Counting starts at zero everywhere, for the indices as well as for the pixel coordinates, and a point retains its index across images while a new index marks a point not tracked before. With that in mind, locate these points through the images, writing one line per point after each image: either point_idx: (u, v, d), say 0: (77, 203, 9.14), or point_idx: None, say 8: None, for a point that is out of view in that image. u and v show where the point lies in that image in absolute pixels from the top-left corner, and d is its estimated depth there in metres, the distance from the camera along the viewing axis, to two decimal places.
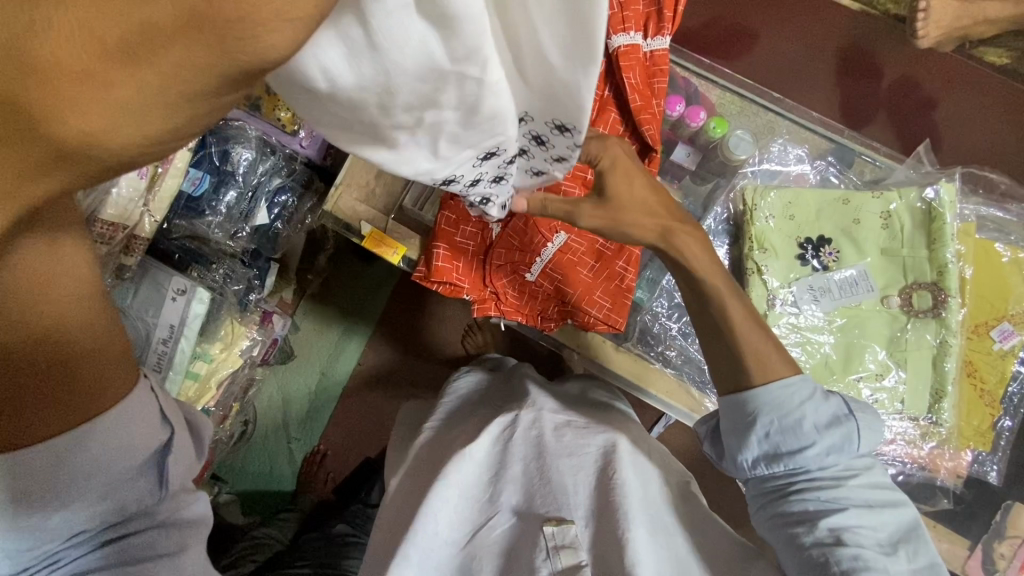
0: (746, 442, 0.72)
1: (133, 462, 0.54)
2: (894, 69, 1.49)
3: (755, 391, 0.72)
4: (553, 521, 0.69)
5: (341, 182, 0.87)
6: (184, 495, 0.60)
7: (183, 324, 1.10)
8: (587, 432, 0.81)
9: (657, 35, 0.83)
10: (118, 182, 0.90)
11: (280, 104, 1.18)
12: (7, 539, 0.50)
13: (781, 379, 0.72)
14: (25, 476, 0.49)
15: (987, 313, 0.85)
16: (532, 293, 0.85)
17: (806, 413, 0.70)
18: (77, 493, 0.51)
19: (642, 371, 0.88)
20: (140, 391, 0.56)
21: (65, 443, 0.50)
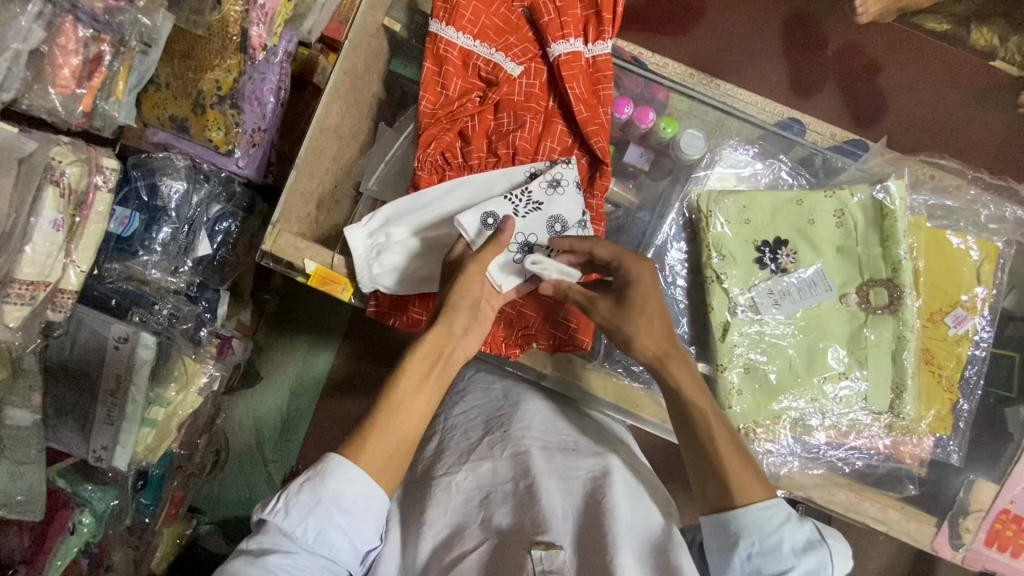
0: (728, 563, 0.63)
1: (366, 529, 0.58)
2: (839, 38, 1.50)
3: (735, 513, 0.62)
4: (541, 544, 0.65)
5: (279, 220, 0.81)
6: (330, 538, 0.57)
7: (131, 373, 1.05)
8: (575, 454, 0.79)
9: (598, 39, 0.84)
10: (31, 240, 0.82)
11: (209, 124, 1.10)
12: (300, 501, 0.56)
13: (762, 502, 0.62)
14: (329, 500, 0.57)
15: (942, 301, 0.81)
16: (494, 321, 0.84)
17: (784, 537, 0.61)
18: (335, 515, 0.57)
19: (633, 399, 0.85)
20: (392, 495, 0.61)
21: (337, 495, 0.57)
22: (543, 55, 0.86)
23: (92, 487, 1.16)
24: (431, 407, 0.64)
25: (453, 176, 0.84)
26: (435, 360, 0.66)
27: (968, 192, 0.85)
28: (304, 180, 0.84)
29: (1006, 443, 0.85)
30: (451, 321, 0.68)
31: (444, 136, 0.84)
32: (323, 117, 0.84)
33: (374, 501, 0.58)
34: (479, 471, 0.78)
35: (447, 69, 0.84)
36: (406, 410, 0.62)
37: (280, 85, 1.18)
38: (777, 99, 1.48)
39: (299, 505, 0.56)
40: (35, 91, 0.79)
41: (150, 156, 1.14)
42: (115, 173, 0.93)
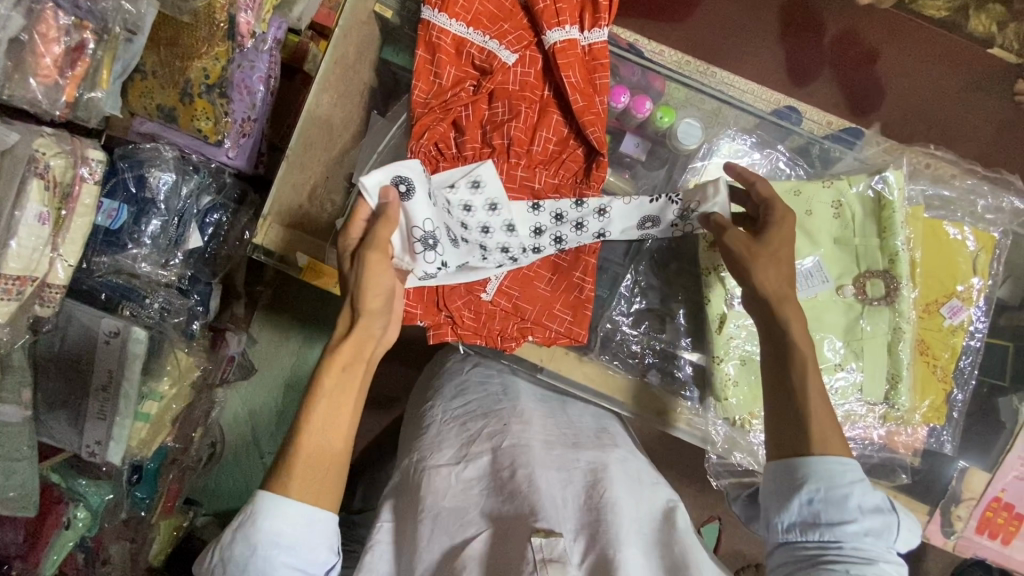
0: (786, 504, 0.65)
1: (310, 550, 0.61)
2: (836, 25, 1.48)
3: (808, 458, 0.65)
4: (542, 532, 0.61)
5: (267, 213, 0.80)
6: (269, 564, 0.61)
7: (122, 367, 1.04)
8: (576, 448, 0.81)
9: (595, 26, 0.82)
10: (15, 235, 0.80)
11: (197, 115, 1.09)
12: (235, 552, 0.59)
13: (837, 455, 0.65)
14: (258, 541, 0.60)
15: (938, 292, 0.81)
16: (489, 314, 0.82)
17: (854, 491, 0.63)
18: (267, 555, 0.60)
19: (655, 404, 0.85)
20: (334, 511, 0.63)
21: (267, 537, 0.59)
22: (538, 43, 0.84)
23: (86, 483, 1.16)
24: (354, 418, 0.66)
25: (447, 168, 0.82)
26: (354, 366, 0.67)
27: (965, 183, 0.85)
28: (295, 171, 0.83)
29: (1000, 432, 0.86)
30: (370, 317, 0.68)
31: (438, 126, 0.82)
32: (313, 107, 0.82)
33: (316, 525, 0.61)
34: (479, 464, 0.78)
35: (440, 58, 0.83)
36: (329, 423, 0.64)
37: (270, 74, 1.17)
38: (774, 86, 1.47)
39: (234, 558, 0.59)
40: (16, 82, 0.77)
41: (137, 147, 1.12)
42: (102, 164, 0.91)
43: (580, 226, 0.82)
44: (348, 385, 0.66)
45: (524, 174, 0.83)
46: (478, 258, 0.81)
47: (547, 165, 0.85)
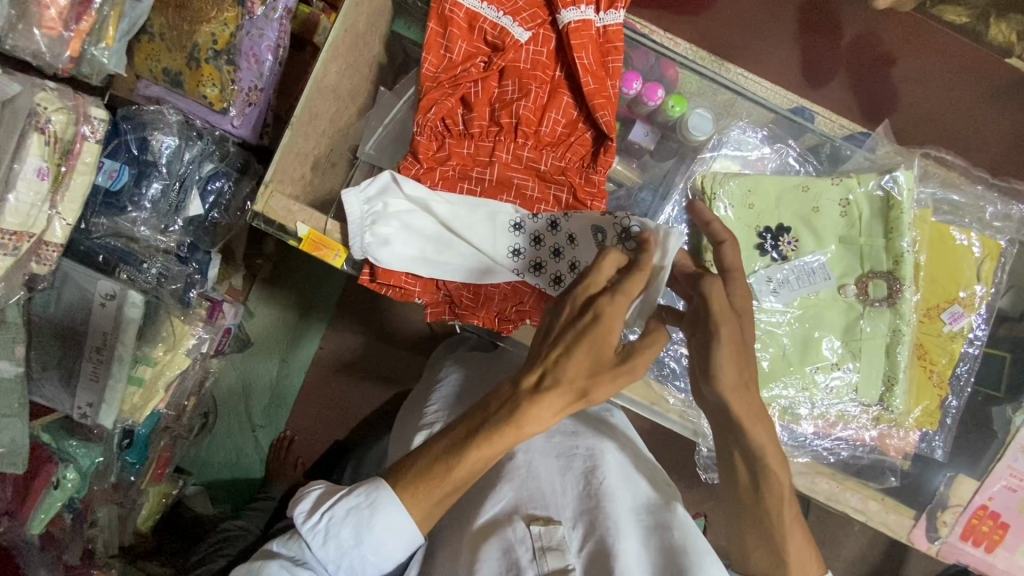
0: None
1: (393, 555, 0.61)
2: (854, 27, 1.47)
3: None
4: (539, 519, 0.69)
5: (271, 181, 0.78)
6: (357, 546, 0.60)
7: (117, 330, 1.04)
8: (575, 436, 0.80)
9: (610, 8, 0.81)
10: (14, 187, 0.79)
11: (203, 81, 1.09)
12: (340, 521, 0.60)
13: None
14: (350, 529, 0.60)
15: (940, 297, 0.80)
16: (489, 295, 0.80)
17: None
18: (362, 543, 0.60)
19: (655, 395, 0.83)
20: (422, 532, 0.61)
21: (365, 532, 0.59)
22: (553, 22, 0.83)
23: (75, 444, 1.15)
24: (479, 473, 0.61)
25: (453, 145, 0.82)
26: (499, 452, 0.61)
27: (974, 188, 0.84)
28: (300, 141, 0.81)
29: (991, 442, 0.86)
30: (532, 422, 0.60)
31: (446, 101, 0.81)
32: (320, 76, 0.80)
33: (406, 536, 0.60)
34: None
35: (452, 32, 0.82)
36: (463, 481, 0.61)
37: (278, 44, 1.14)
38: (787, 85, 1.45)
39: (331, 532, 0.60)
40: (20, 32, 0.75)
41: (138, 108, 1.09)
42: (105, 124, 0.89)
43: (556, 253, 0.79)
44: (496, 458, 0.61)
45: (530, 155, 0.83)
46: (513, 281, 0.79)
47: (554, 147, 0.84)
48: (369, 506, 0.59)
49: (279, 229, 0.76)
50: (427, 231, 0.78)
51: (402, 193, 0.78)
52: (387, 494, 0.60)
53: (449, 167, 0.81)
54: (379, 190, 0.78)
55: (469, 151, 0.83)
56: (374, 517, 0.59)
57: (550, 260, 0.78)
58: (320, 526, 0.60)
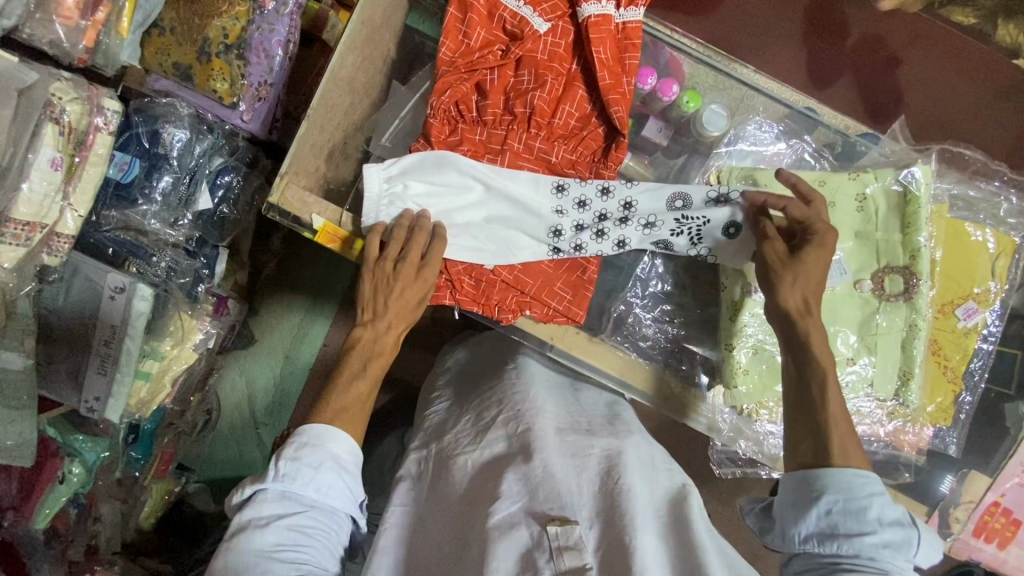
0: (803, 514, 0.64)
1: (349, 493, 0.69)
2: (861, 28, 1.48)
3: (828, 468, 0.64)
4: (556, 519, 0.67)
5: (286, 171, 0.78)
6: (317, 485, 0.66)
7: (126, 323, 1.04)
8: (590, 436, 0.81)
9: (631, 5, 0.81)
10: (27, 177, 0.79)
11: (214, 74, 1.09)
12: (296, 469, 0.66)
13: (857, 467, 0.64)
14: (303, 472, 0.66)
15: (954, 292, 0.80)
16: (489, 283, 0.80)
17: (873, 502, 0.62)
18: (319, 483, 0.67)
19: (669, 390, 0.83)
20: (353, 470, 0.70)
21: (316, 472, 0.67)
22: (572, 15, 0.83)
23: (83, 438, 1.15)
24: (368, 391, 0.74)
25: (466, 131, 0.81)
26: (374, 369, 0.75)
27: (988, 185, 0.84)
28: (315, 133, 0.81)
29: (1004, 438, 0.86)
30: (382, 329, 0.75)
31: (461, 85, 0.81)
32: (336, 68, 0.80)
33: (353, 462, 0.70)
34: (493, 449, 0.80)
35: (472, 18, 0.82)
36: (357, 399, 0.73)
37: (289, 39, 1.15)
38: (794, 85, 1.46)
39: (296, 475, 0.66)
40: (36, 21, 0.75)
41: (150, 100, 1.09)
42: (118, 116, 0.88)
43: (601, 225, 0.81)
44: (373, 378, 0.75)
45: (542, 146, 0.83)
46: (546, 251, 0.82)
47: (566, 140, 0.84)
48: (318, 441, 0.68)
49: (292, 220, 0.77)
50: (452, 207, 0.79)
51: (427, 167, 0.79)
52: (325, 426, 0.69)
53: (461, 152, 0.80)
54: (402, 166, 0.78)
55: (481, 139, 0.83)
56: (322, 451, 0.68)
57: (593, 227, 0.82)
58: (281, 472, 0.66)
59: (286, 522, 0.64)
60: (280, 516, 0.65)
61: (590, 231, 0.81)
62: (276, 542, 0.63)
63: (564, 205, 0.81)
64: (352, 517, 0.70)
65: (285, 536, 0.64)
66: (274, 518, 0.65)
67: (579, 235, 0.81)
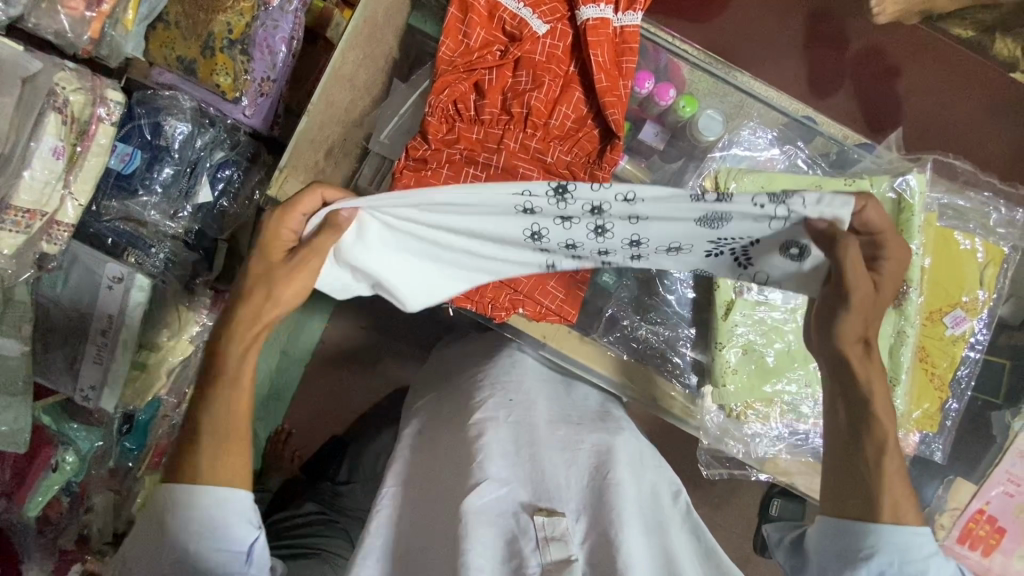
0: (851, 570, 0.64)
1: (213, 552, 0.59)
2: (860, 39, 1.49)
3: (879, 527, 0.63)
4: (544, 511, 0.69)
5: (284, 167, 0.80)
6: (173, 558, 0.59)
7: (122, 313, 1.05)
8: (580, 431, 0.82)
9: (629, 10, 0.82)
10: (29, 164, 0.79)
11: (217, 69, 1.11)
12: (152, 546, 0.60)
13: (919, 528, 0.63)
14: (157, 547, 0.60)
15: (943, 300, 0.81)
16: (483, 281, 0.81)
17: (927, 567, 0.63)
18: (175, 556, 0.59)
19: (655, 391, 0.85)
20: (211, 514, 0.59)
21: (170, 541, 0.59)
22: (571, 17, 0.84)
23: (77, 427, 1.17)
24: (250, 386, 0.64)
25: (463, 129, 0.82)
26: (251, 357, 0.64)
27: (979, 195, 0.85)
28: (315, 128, 0.82)
29: (990, 445, 0.86)
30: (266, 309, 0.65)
31: (460, 84, 0.82)
32: (337, 65, 0.81)
33: (216, 510, 0.59)
34: (484, 437, 0.80)
35: (472, 18, 0.83)
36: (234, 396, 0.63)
37: (293, 36, 1.15)
38: (793, 94, 1.47)
39: (155, 551, 0.60)
40: (42, 11, 0.77)
41: (153, 93, 1.11)
42: (120, 106, 0.88)
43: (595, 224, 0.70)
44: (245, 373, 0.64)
45: (538, 146, 0.83)
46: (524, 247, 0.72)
47: (562, 141, 0.84)
48: (164, 501, 0.60)
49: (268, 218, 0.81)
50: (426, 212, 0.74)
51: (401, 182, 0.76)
52: (168, 488, 0.60)
53: (457, 151, 0.81)
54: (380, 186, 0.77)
55: (478, 137, 0.83)
56: (171, 517, 0.59)
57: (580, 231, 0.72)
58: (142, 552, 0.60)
59: None
60: None
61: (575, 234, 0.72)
62: None
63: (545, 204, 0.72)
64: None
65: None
66: None
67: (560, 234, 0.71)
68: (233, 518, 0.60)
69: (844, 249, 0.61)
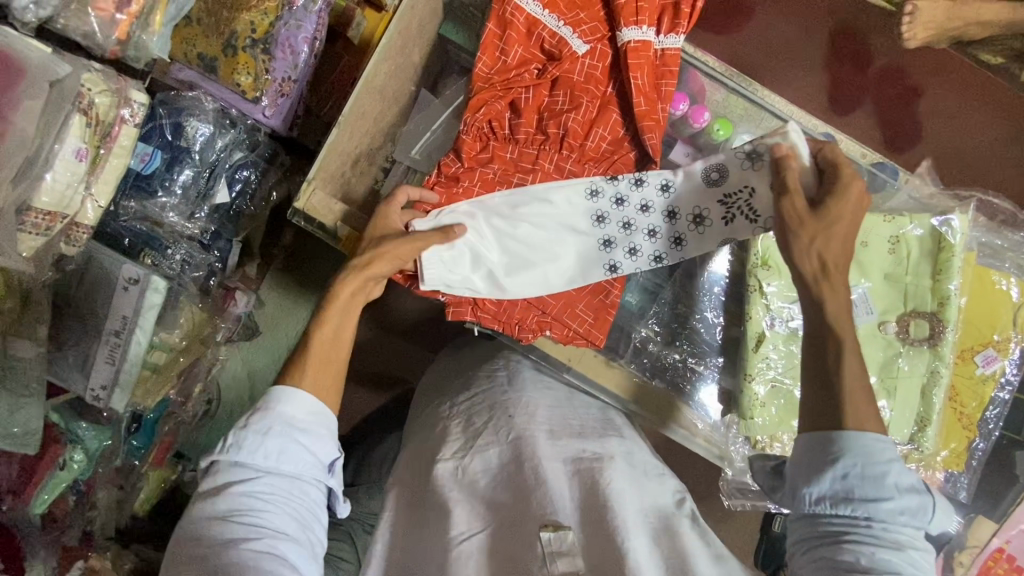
0: (819, 476, 0.61)
1: (303, 459, 0.62)
2: (884, 57, 1.48)
3: (847, 432, 0.61)
4: (550, 524, 0.64)
5: (313, 177, 0.77)
6: (260, 448, 0.61)
7: (137, 315, 1.02)
8: (581, 439, 0.77)
9: (671, 33, 0.80)
10: (52, 166, 0.78)
11: (238, 69, 1.08)
12: (243, 435, 0.62)
13: (877, 431, 0.61)
14: (246, 440, 0.61)
15: (974, 339, 0.81)
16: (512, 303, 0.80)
17: (893, 470, 0.59)
18: (260, 451, 0.61)
19: (673, 410, 0.83)
20: (310, 426, 0.63)
21: (259, 434, 0.61)
22: (611, 38, 0.83)
23: (85, 426, 1.15)
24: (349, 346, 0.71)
25: (497, 149, 0.81)
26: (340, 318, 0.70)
27: (1014, 233, 0.85)
28: (345, 140, 0.81)
29: (1012, 485, 0.86)
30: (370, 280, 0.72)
31: (496, 103, 0.81)
32: (370, 77, 0.79)
33: (310, 420, 0.64)
34: (485, 455, 0.77)
35: (510, 35, 0.81)
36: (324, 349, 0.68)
37: (316, 36, 1.14)
38: (814, 110, 1.46)
39: (246, 443, 0.61)
40: (72, 11, 0.75)
41: (175, 94, 1.10)
42: (145, 108, 0.87)
43: (646, 222, 0.82)
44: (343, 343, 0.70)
45: (573, 168, 0.83)
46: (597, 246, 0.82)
47: (596, 163, 0.84)
48: (268, 404, 0.63)
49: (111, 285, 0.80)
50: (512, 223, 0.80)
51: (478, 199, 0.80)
52: (279, 388, 0.64)
53: (491, 171, 0.81)
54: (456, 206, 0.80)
55: (512, 157, 0.83)
56: (272, 412, 0.63)
57: (639, 233, 0.82)
58: (229, 443, 0.62)
59: (238, 491, 0.60)
60: (233, 484, 0.60)
61: (636, 234, 0.82)
62: (228, 508, 0.59)
63: (609, 212, 0.82)
64: (314, 484, 0.63)
65: (239, 503, 0.59)
66: (226, 488, 0.60)
67: (627, 233, 0.82)
68: (324, 431, 0.64)
69: (792, 161, 0.71)
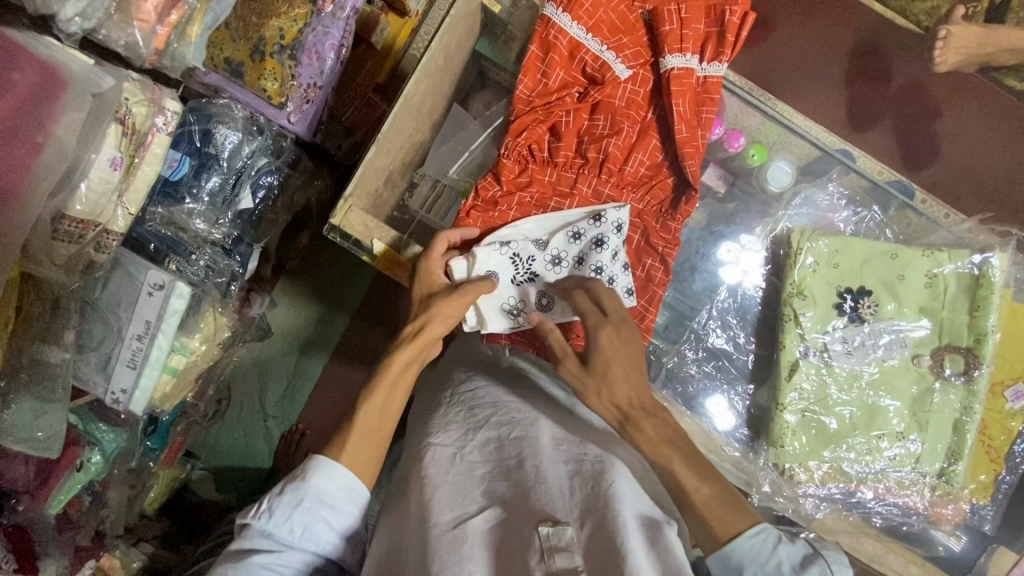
0: None
1: (329, 534, 0.62)
2: (904, 75, 1.45)
3: (729, 546, 0.59)
4: (548, 521, 0.58)
5: (350, 193, 0.77)
6: (289, 519, 0.61)
7: (159, 320, 1.02)
8: (584, 444, 0.71)
9: (715, 60, 0.80)
10: (87, 175, 0.78)
11: (265, 73, 1.06)
12: (274, 502, 0.61)
13: (750, 529, 0.59)
14: (276, 507, 0.61)
15: (1005, 373, 0.81)
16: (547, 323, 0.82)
17: (777, 560, 0.58)
18: (289, 520, 0.61)
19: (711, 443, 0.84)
20: (341, 506, 0.63)
21: (290, 504, 0.61)
22: (654, 63, 0.84)
23: (104, 428, 1.13)
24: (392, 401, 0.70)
25: (536, 171, 0.82)
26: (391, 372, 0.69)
27: None
28: (381, 156, 0.80)
29: None
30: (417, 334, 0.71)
31: (537, 126, 0.82)
32: (410, 94, 0.79)
33: (341, 499, 0.63)
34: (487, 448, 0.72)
35: (552, 58, 0.82)
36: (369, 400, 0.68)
37: (342, 43, 1.15)
38: (832, 128, 1.46)
39: (278, 509, 0.61)
40: (115, 23, 0.74)
41: (206, 101, 1.10)
42: (177, 116, 0.88)
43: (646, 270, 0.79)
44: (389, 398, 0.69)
45: (611, 192, 0.83)
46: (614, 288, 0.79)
47: (635, 188, 0.85)
48: (305, 475, 0.62)
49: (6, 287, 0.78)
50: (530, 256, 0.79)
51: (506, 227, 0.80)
52: (315, 457, 0.63)
53: (529, 194, 0.82)
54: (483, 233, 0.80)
55: (550, 179, 0.83)
56: (306, 482, 0.62)
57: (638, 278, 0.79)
58: (262, 506, 0.61)
59: (259, 557, 0.60)
60: (256, 548, 0.61)
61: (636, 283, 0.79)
62: None
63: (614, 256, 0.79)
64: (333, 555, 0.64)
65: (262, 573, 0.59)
66: (251, 550, 0.60)
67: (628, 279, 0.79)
68: (355, 507, 0.63)
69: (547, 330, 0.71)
